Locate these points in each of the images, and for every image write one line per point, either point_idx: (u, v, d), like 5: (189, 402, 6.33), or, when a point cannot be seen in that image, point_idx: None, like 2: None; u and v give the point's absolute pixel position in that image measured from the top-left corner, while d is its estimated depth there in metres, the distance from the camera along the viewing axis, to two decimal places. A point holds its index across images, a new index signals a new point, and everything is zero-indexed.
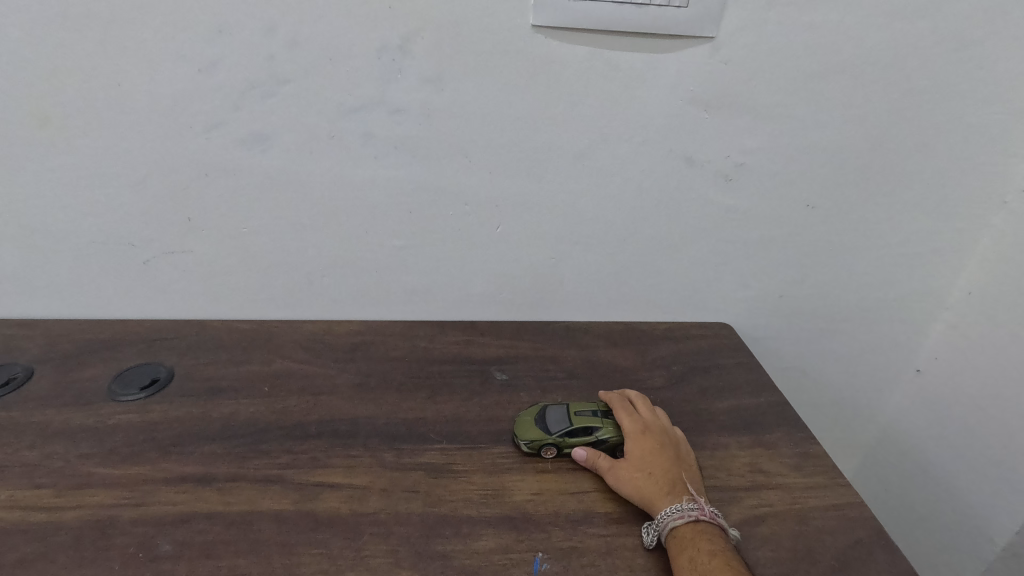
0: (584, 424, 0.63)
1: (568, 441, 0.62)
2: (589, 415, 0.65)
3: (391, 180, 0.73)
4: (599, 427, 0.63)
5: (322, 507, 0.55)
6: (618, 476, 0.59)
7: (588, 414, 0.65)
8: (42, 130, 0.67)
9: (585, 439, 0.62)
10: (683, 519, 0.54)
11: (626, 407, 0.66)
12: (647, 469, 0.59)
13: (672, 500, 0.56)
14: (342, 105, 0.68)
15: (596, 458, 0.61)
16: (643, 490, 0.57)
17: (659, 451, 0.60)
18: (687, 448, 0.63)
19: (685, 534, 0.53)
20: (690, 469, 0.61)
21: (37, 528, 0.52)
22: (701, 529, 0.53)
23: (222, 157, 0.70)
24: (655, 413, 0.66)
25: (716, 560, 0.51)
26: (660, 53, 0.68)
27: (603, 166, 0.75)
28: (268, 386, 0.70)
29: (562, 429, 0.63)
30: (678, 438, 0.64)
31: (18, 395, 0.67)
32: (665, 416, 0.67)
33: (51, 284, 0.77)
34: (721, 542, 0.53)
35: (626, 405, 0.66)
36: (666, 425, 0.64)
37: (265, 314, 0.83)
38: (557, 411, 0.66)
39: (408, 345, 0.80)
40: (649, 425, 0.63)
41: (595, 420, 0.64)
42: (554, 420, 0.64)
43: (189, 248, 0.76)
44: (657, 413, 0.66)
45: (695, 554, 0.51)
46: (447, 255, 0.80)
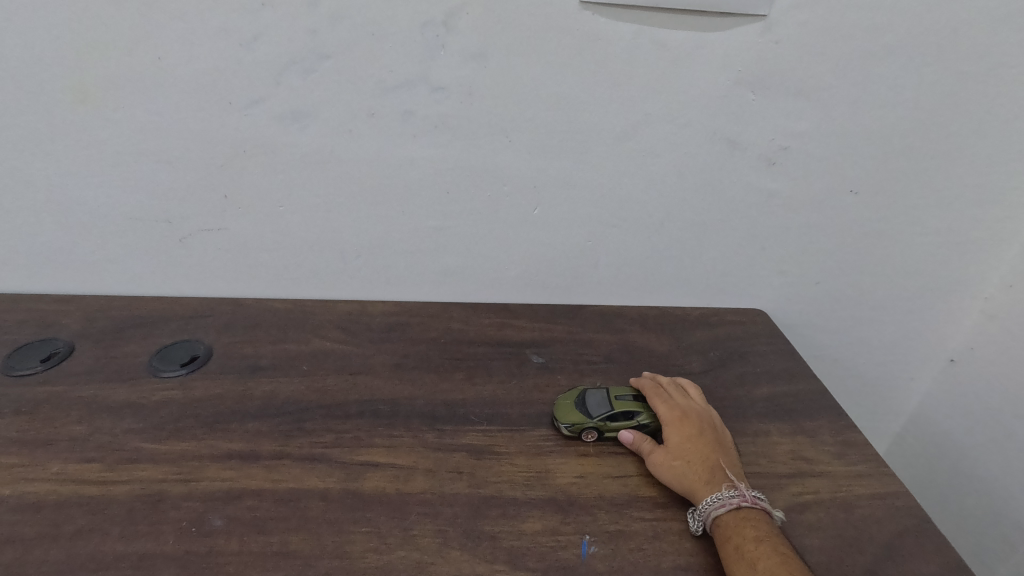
0: (625, 409, 0.63)
1: (609, 425, 0.62)
2: (630, 400, 0.65)
3: (428, 159, 0.72)
4: (640, 412, 0.64)
5: (368, 486, 0.55)
6: (657, 462, 0.58)
7: (628, 399, 0.65)
8: (81, 104, 0.66)
9: (626, 423, 0.63)
10: (725, 508, 0.53)
11: (662, 394, 0.65)
12: (686, 456, 0.58)
13: (714, 488, 0.55)
14: (382, 82, 0.67)
15: (642, 441, 0.61)
16: (683, 478, 0.57)
17: (697, 439, 0.60)
18: (727, 432, 0.62)
19: (729, 523, 0.52)
20: (730, 454, 0.60)
21: (90, 500, 0.52)
22: (746, 515, 0.53)
23: (260, 134, 0.69)
24: (691, 399, 0.65)
25: (762, 546, 0.50)
26: (709, 32, 0.66)
27: (644, 147, 0.74)
28: (306, 365, 0.71)
29: (604, 414, 0.63)
30: (716, 423, 0.63)
31: (61, 370, 0.67)
32: (701, 400, 0.66)
33: (88, 261, 0.78)
34: (766, 527, 0.53)
35: (663, 391, 0.65)
36: (703, 411, 0.64)
37: (299, 293, 0.83)
38: (597, 395, 0.65)
39: (443, 326, 0.79)
40: (685, 412, 0.63)
41: (636, 405, 0.64)
42: (595, 405, 0.64)
43: (225, 226, 0.76)
44: (694, 399, 0.65)
45: (741, 543, 0.51)
46: (484, 237, 0.79)
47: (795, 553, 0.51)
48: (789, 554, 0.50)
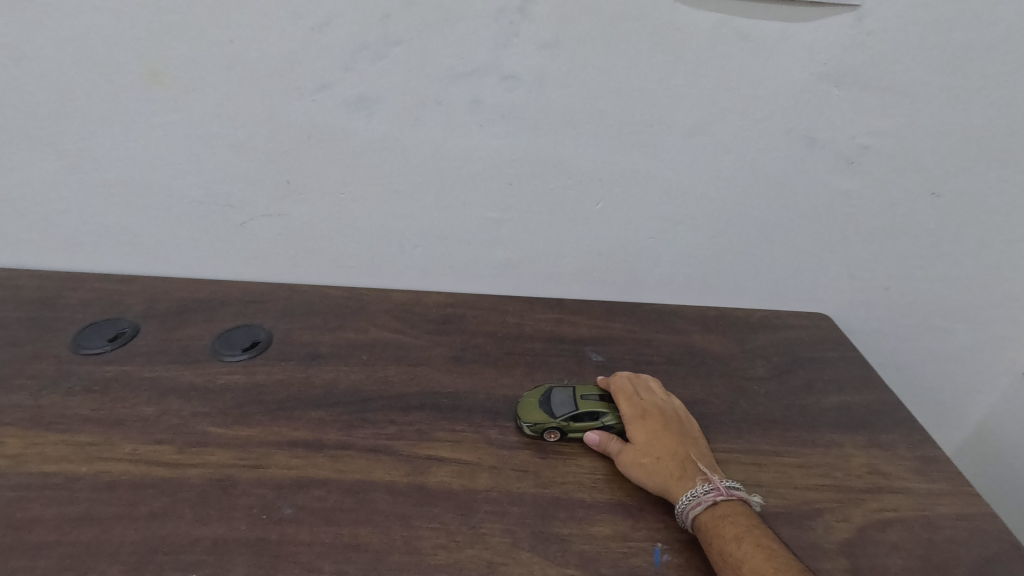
0: (590, 409, 0.60)
1: (573, 425, 0.60)
2: (596, 400, 0.61)
3: (493, 150, 0.71)
4: (606, 412, 0.60)
5: (433, 481, 0.55)
6: (627, 461, 0.56)
7: (594, 398, 0.61)
8: (152, 85, 0.66)
9: (591, 424, 0.60)
10: (701, 507, 0.52)
11: (623, 390, 0.62)
12: (654, 453, 0.57)
13: (688, 485, 0.54)
14: (452, 69, 0.65)
15: (609, 441, 0.58)
16: (655, 477, 0.55)
17: (662, 435, 0.58)
18: (690, 424, 0.61)
19: (708, 523, 0.51)
20: (697, 446, 0.59)
21: (163, 483, 0.53)
22: (723, 512, 0.52)
23: (326, 120, 0.69)
24: (653, 393, 0.63)
25: (744, 545, 0.49)
26: (796, 23, 0.63)
27: (716, 143, 0.71)
28: (365, 355, 0.70)
29: (567, 414, 0.60)
30: (678, 415, 0.61)
31: (128, 350, 0.68)
32: (661, 392, 0.64)
33: (151, 243, 0.78)
34: (745, 520, 0.52)
35: (624, 386, 0.63)
36: (664, 404, 0.62)
37: (354, 282, 0.82)
38: (563, 393, 0.62)
39: (499, 319, 0.78)
40: (646, 408, 0.61)
41: (602, 405, 0.61)
42: (559, 404, 0.61)
43: (285, 212, 0.75)
44: (655, 392, 0.63)
45: (724, 544, 0.49)
46: (543, 231, 0.77)
47: (777, 545, 0.50)
48: (771, 548, 0.49)
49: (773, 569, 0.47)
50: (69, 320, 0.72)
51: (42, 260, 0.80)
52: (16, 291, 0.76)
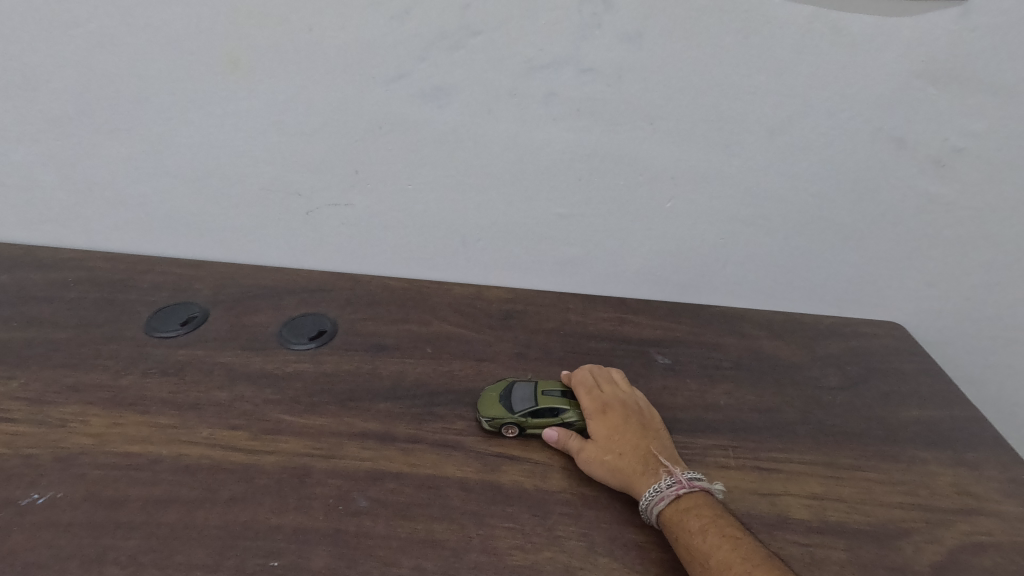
0: (549, 405, 0.59)
1: (531, 421, 0.58)
2: (557, 396, 0.60)
3: (565, 145, 0.69)
4: (566, 408, 0.59)
5: (506, 480, 0.54)
6: (588, 458, 0.55)
7: (555, 394, 0.60)
8: (231, 74, 0.67)
9: (551, 420, 0.58)
10: (665, 501, 0.51)
11: (584, 384, 0.61)
12: (616, 449, 0.55)
13: (650, 480, 0.53)
14: (530, 61, 0.64)
15: (568, 437, 0.57)
16: (617, 473, 0.54)
17: (623, 430, 0.57)
18: (652, 417, 0.60)
19: (673, 518, 0.50)
20: (660, 438, 0.57)
21: (241, 468, 0.53)
22: (687, 505, 0.51)
23: (399, 111, 0.68)
24: (615, 386, 0.62)
25: (709, 539, 0.48)
26: (895, 18, 0.60)
27: (798, 142, 0.68)
28: (430, 348, 0.70)
29: (526, 409, 0.58)
30: (639, 407, 0.60)
31: (200, 334, 0.69)
32: (624, 384, 0.63)
33: (218, 229, 0.79)
34: (709, 511, 0.51)
35: (585, 381, 0.62)
36: (626, 398, 0.61)
37: (415, 274, 0.82)
38: (524, 388, 0.61)
39: (561, 317, 0.77)
40: (607, 403, 0.59)
41: (563, 401, 0.60)
42: (519, 399, 0.60)
43: (352, 202, 0.75)
44: (618, 386, 0.62)
45: (690, 539, 0.48)
46: (609, 228, 0.76)
47: (743, 534, 0.49)
48: (736, 539, 0.48)
49: (739, 560, 0.46)
50: (142, 303, 0.73)
51: (115, 242, 0.81)
52: (91, 272, 0.78)
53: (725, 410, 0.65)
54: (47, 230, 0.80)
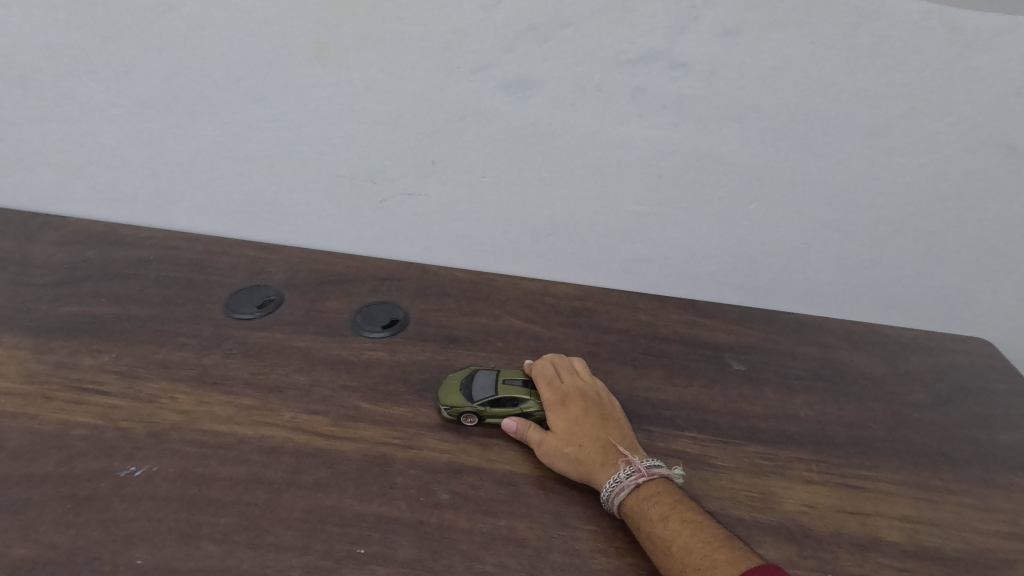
0: (510, 394, 0.58)
1: (490, 410, 0.57)
2: (518, 385, 0.59)
3: (648, 141, 0.67)
4: (526, 398, 0.58)
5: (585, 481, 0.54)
6: (549, 450, 0.54)
7: (517, 383, 0.59)
8: (318, 60, 0.67)
9: (511, 409, 0.58)
10: (624, 491, 0.50)
11: (544, 375, 0.60)
12: (577, 440, 0.55)
13: (610, 470, 0.52)
14: (620, 54, 0.62)
15: (528, 428, 0.56)
16: (578, 464, 0.53)
17: (584, 421, 0.56)
18: (614, 406, 0.59)
19: (633, 508, 0.49)
20: (620, 428, 0.57)
21: (324, 453, 0.54)
22: (647, 493, 0.50)
23: (481, 102, 0.67)
24: (576, 376, 0.61)
25: (670, 524, 0.47)
26: (1018, 17, 0.56)
27: (897, 146, 0.65)
28: (501, 342, 0.70)
29: (485, 398, 0.58)
30: (600, 397, 0.59)
31: (276, 317, 0.70)
32: (586, 374, 0.62)
33: (293, 214, 0.80)
34: (669, 497, 0.50)
35: (545, 371, 0.61)
36: (586, 387, 0.60)
37: (483, 267, 0.81)
38: (486, 377, 0.60)
39: (631, 316, 0.76)
40: (567, 393, 0.59)
41: (524, 391, 0.59)
42: (479, 387, 0.59)
43: (426, 192, 0.75)
44: (579, 376, 0.61)
45: (652, 527, 0.48)
46: (685, 228, 0.74)
47: (704, 516, 0.48)
48: (697, 522, 0.47)
49: (702, 542, 0.46)
50: (219, 284, 0.75)
51: (193, 223, 0.83)
52: (171, 251, 0.80)
53: (805, 422, 0.63)
54: (130, 209, 0.83)
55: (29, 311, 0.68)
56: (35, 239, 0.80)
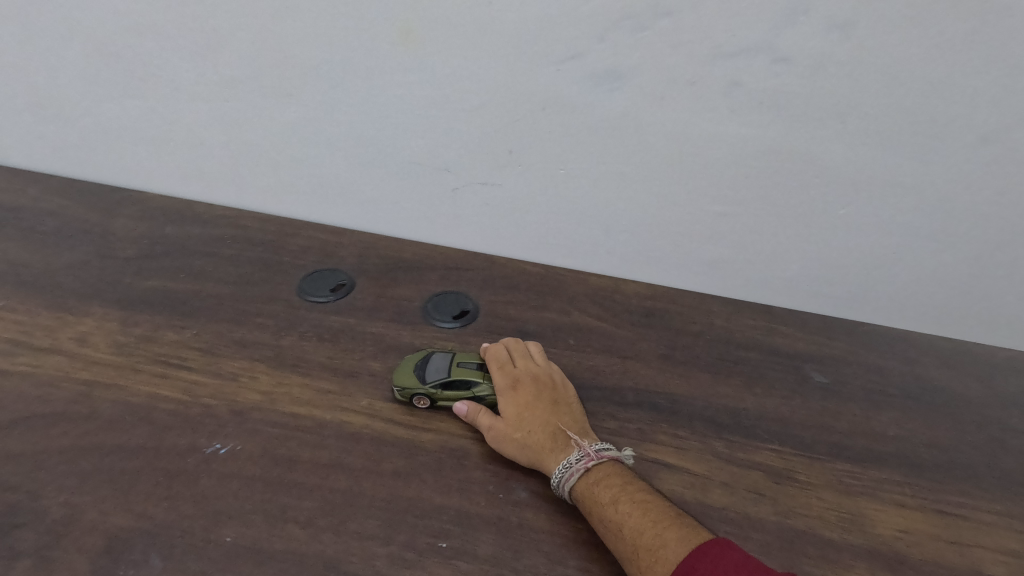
0: (463, 377, 0.57)
1: (441, 393, 0.56)
2: (472, 369, 0.58)
3: (739, 139, 0.65)
4: (479, 381, 0.57)
5: (665, 488, 0.53)
6: (499, 436, 0.53)
7: (471, 367, 0.58)
8: (403, 45, 0.66)
9: (463, 393, 0.56)
10: (576, 476, 0.49)
11: (497, 359, 0.59)
12: (527, 426, 0.53)
13: (559, 455, 0.51)
14: (718, 47, 0.59)
15: (479, 412, 0.55)
16: (527, 450, 0.52)
17: (535, 406, 0.55)
18: (567, 391, 0.58)
19: (584, 492, 0.49)
20: (571, 413, 0.55)
21: (402, 443, 0.54)
22: (597, 476, 0.50)
23: (566, 92, 0.65)
24: (530, 360, 0.60)
25: (620, 507, 0.47)
26: None
27: (1012, 154, 0.61)
28: (572, 339, 0.68)
29: (438, 380, 0.56)
30: (554, 382, 0.58)
31: (349, 302, 0.71)
32: (541, 359, 0.60)
33: (364, 199, 0.80)
34: (619, 480, 0.50)
35: (498, 355, 0.59)
36: (540, 372, 0.58)
37: (552, 261, 0.80)
38: (441, 358, 0.59)
39: (705, 319, 0.73)
40: (519, 377, 0.57)
41: (477, 374, 0.57)
42: (434, 369, 0.57)
43: (500, 182, 0.74)
44: (532, 359, 0.60)
45: (603, 511, 0.47)
46: (769, 231, 0.70)
47: (654, 497, 0.48)
48: (647, 503, 0.47)
49: (652, 522, 0.46)
50: (293, 265, 0.75)
51: (265, 203, 0.84)
52: (244, 230, 0.81)
53: (894, 441, 0.60)
54: (206, 186, 0.84)
55: (114, 285, 0.70)
56: (116, 213, 0.82)
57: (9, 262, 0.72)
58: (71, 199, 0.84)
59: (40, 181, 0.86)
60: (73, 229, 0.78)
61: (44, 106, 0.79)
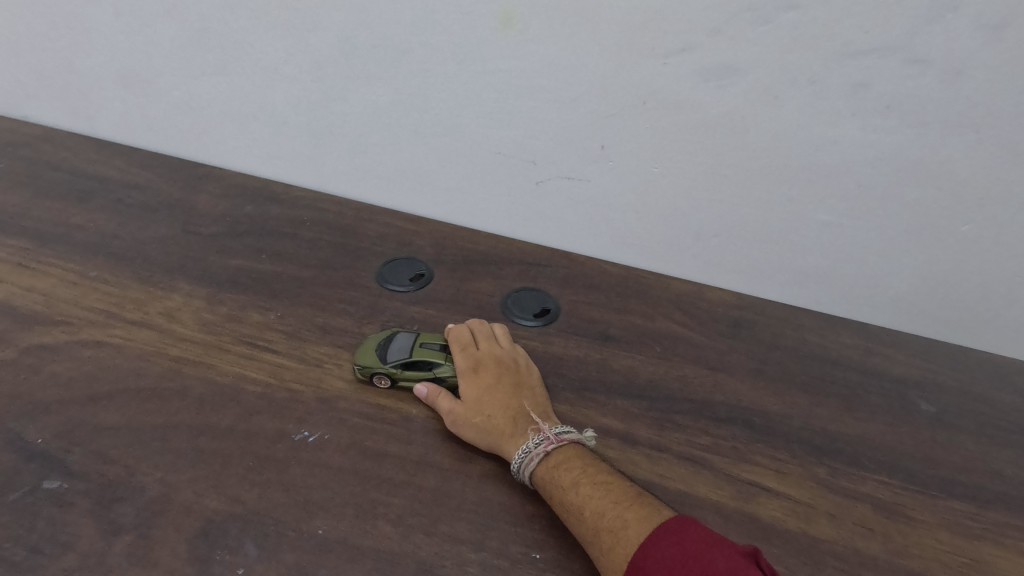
0: (426, 358, 0.55)
1: (403, 373, 0.55)
2: (434, 350, 0.56)
3: (857, 145, 0.60)
4: (441, 363, 0.56)
5: (765, 514, 0.50)
6: (459, 420, 0.51)
7: (434, 348, 0.57)
8: (501, 31, 0.63)
9: (424, 374, 0.55)
10: (535, 460, 0.48)
11: (459, 340, 0.57)
12: (486, 410, 0.52)
13: (520, 440, 0.50)
14: (847, 45, 0.55)
15: (440, 395, 0.53)
16: (486, 434, 0.51)
17: (495, 389, 0.54)
18: (530, 375, 0.57)
19: (544, 477, 0.48)
20: (533, 397, 0.54)
21: None
22: (557, 459, 0.49)
23: (671, 87, 0.62)
24: (493, 343, 0.59)
25: (581, 490, 0.46)
26: None
27: None
28: (657, 346, 0.65)
29: (399, 360, 0.55)
30: (516, 366, 0.57)
31: (428, 293, 0.69)
32: (505, 342, 0.59)
33: (444, 187, 0.78)
34: (579, 462, 0.49)
35: (461, 337, 0.58)
36: (501, 355, 0.57)
37: (633, 262, 0.77)
38: (405, 339, 0.58)
39: (798, 334, 0.69)
40: (480, 360, 0.56)
41: (439, 355, 0.56)
42: (396, 349, 0.56)
43: (588, 178, 0.71)
44: (496, 342, 0.58)
45: (562, 495, 0.46)
46: (875, 244, 0.66)
47: (615, 478, 0.48)
48: (608, 484, 0.47)
49: (613, 504, 0.45)
50: (371, 252, 0.74)
51: (342, 186, 0.83)
52: (322, 213, 0.80)
53: (1013, 482, 0.55)
54: (285, 167, 0.84)
55: (199, 261, 0.70)
56: (198, 189, 0.82)
57: (99, 233, 0.73)
58: (154, 172, 0.85)
59: (126, 153, 0.88)
60: (158, 203, 0.79)
61: (134, 79, 0.80)
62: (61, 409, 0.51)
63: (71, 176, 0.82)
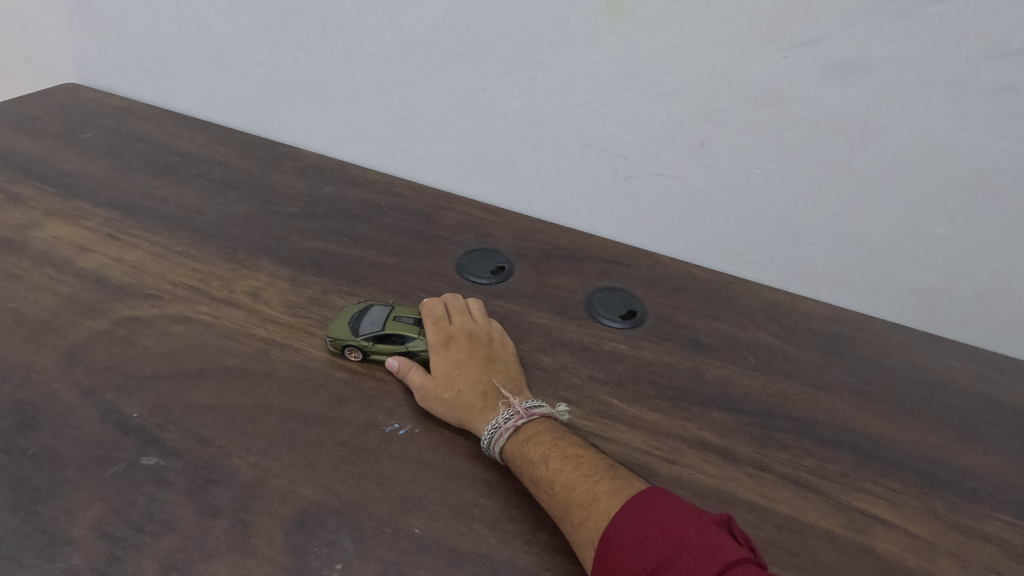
0: (397, 331, 0.54)
1: (374, 346, 0.54)
2: (408, 323, 0.55)
3: (994, 154, 0.55)
4: (413, 337, 0.55)
5: (883, 548, 0.47)
6: (429, 396, 0.51)
7: (407, 321, 0.56)
8: (607, 17, 0.60)
9: (397, 348, 0.54)
10: (506, 435, 0.47)
11: (431, 314, 0.57)
12: (456, 385, 0.51)
13: (490, 415, 0.49)
14: (1000, 43, 0.50)
15: (410, 368, 0.53)
16: (456, 410, 0.50)
17: (464, 363, 0.53)
18: (503, 349, 0.56)
19: (513, 452, 0.47)
20: (504, 371, 0.53)
21: None
22: (527, 433, 0.48)
23: (790, 83, 0.58)
24: (467, 316, 0.58)
25: (550, 464, 0.46)
26: None
27: None
28: (752, 357, 0.62)
29: (371, 333, 0.54)
30: (489, 340, 0.56)
31: (511, 286, 0.67)
32: (479, 316, 0.58)
33: (525, 178, 0.75)
34: (549, 436, 0.48)
35: (433, 311, 0.57)
36: (473, 328, 0.56)
37: (721, 267, 0.73)
38: (380, 312, 0.57)
39: (902, 353, 0.65)
40: (452, 334, 0.55)
41: (412, 329, 0.55)
42: (369, 322, 0.55)
43: (681, 176, 0.67)
44: (469, 316, 0.58)
45: (531, 469, 0.46)
46: (998, 262, 0.61)
47: (585, 451, 0.47)
48: (578, 458, 0.46)
49: (582, 477, 0.44)
50: (451, 241, 0.73)
51: (420, 171, 0.81)
52: (400, 198, 0.79)
53: None
54: (364, 149, 0.82)
55: (280, 241, 0.69)
56: (277, 168, 0.82)
57: (183, 207, 0.73)
58: (232, 150, 0.84)
59: (205, 128, 0.88)
60: (237, 180, 0.79)
61: (218, 54, 0.80)
62: (152, 384, 0.51)
63: (154, 149, 0.82)
